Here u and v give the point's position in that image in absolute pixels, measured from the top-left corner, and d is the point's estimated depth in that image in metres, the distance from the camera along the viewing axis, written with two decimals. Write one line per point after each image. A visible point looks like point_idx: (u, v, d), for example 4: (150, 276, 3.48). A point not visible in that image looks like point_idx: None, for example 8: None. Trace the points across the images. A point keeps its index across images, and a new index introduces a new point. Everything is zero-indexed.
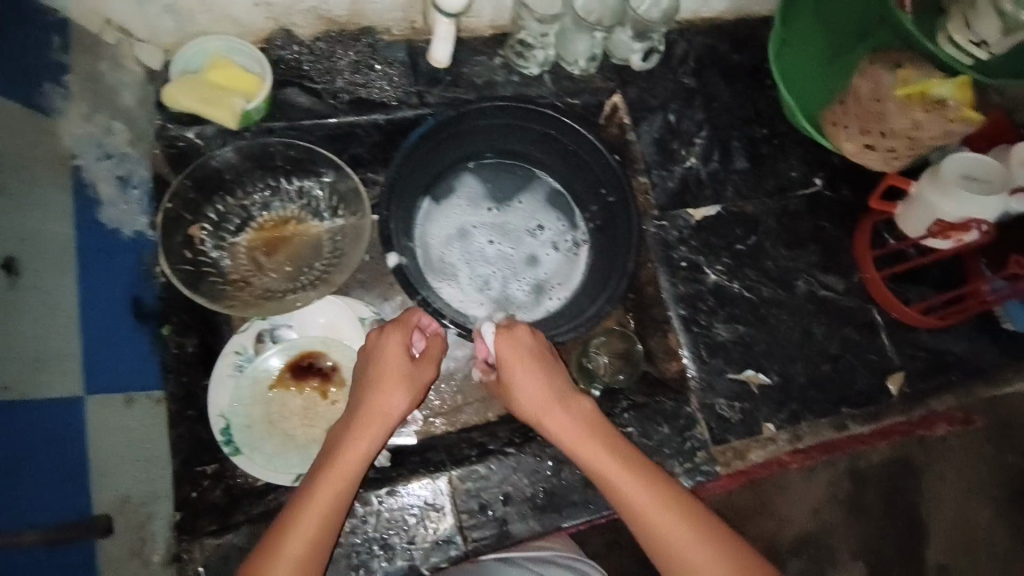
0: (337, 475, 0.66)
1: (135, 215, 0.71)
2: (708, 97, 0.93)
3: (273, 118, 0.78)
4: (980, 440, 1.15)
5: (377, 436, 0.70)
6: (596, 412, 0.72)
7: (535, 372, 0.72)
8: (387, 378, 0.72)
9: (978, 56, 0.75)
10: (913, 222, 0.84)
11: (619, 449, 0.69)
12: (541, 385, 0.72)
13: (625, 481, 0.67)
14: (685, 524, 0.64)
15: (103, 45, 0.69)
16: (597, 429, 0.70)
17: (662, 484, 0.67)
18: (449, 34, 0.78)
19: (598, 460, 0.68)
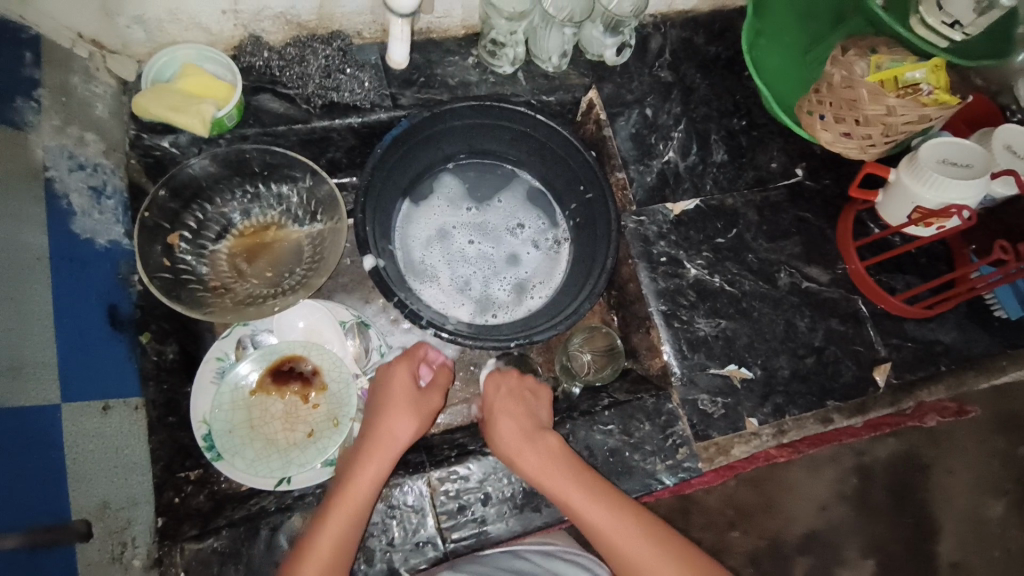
0: (347, 509, 0.65)
1: (110, 224, 0.72)
2: (685, 90, 0.93)
3: (246, 124, 0.78)
4: (985, 431, 1.12)
5: (383, 466, 0.69)
6: (562, 446, 0.72)
7: (515, 413, 0.76)
8: (395, 407, 0.72)
9: (952, 37, 0.75)
10: (894, 211, 0.83)
11: (595, 485, 0.70)
12: (520, 424, 0.74)
13: (602, 518, 0.67)
14: (660, 554, 0.66)
15: (75, 58, 0.71)
16: (573, 468, 0.71)
17: (637, 517, 0.68)
18: (402, 32, 0.78)
19: (576, 501, 0.68)
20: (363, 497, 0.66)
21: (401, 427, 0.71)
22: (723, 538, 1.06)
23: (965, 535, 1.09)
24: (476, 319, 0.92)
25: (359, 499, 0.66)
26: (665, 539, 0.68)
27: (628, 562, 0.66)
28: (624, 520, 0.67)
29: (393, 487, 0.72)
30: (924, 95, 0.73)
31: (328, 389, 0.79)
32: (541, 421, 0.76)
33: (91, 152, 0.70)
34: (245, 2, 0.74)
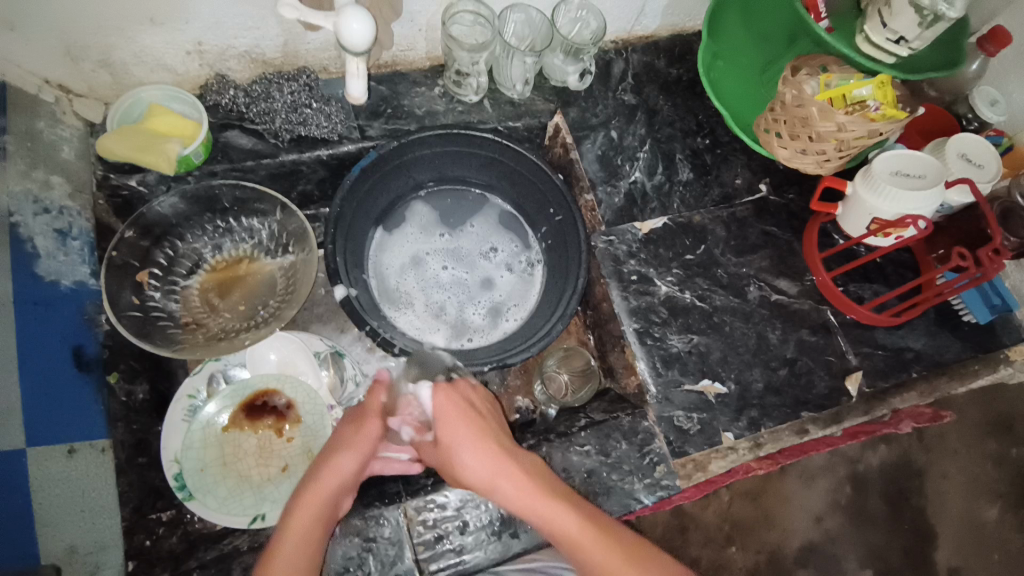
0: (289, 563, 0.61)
1: (76, 265, 0.72)
2: (649, 111, 0.95)
3: (215, 161, 0.79)
4: (980, 436, 1.10)
5: (320, 513, 0.65)
6: (537, 466, 0.68)
7: (479, 430, 0.69)
8: (340, 450, 0.69)
9: (900, 53, 0.76)
10: (855, 222, 0.85)
11: (576, 502, 0.65)
12: (490, 444, 0.68)
13: (587, 540, 0.62)
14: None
15: (41, 103, 0.71)
16: (552, 483, 0.67)
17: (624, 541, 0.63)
18: (359, 70, 0.74)
19: (557, 523, 0.63)
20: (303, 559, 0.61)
21: (341, 470, 0.68)
22: (721, 555, 1.05)
23: (968, 541, 1.07)
24: (452, 343, 0.91)
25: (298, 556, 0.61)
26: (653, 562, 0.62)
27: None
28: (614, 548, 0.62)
29: (370, 520, 0.71)
30: (872, 111, 0.75)
31: (303, 422, 0.78)
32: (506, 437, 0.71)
33: (56, 195, 0.70)
34: (208, 42, 0.74)
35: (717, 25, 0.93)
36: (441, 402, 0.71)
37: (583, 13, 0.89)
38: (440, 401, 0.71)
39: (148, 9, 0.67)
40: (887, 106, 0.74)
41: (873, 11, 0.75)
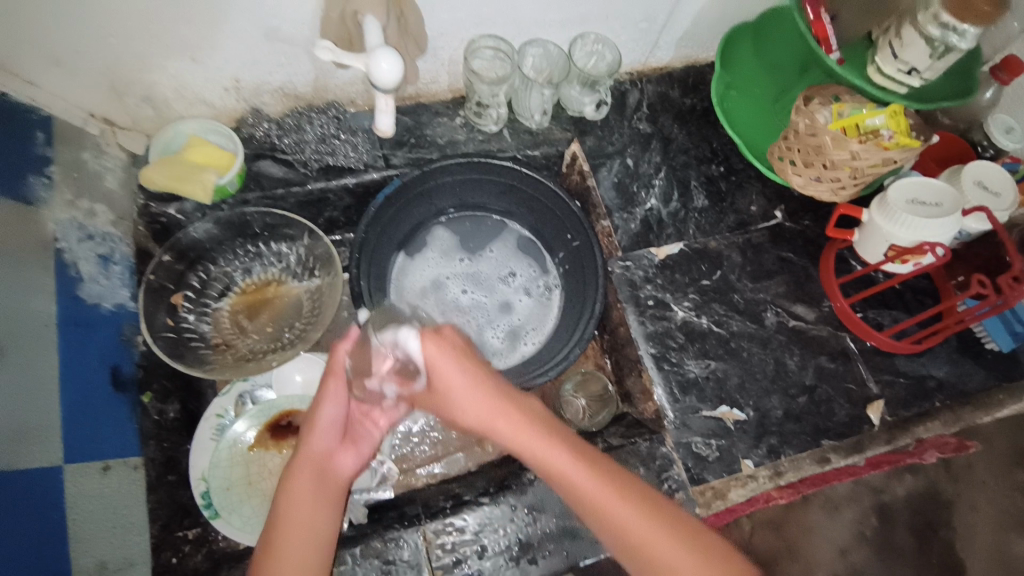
0: (295, 541, 0.59)
1: (115, 289, 0.75)
2: (664, 139, 0.97)
3: (247, 189, 0.83)
4: (1011, 468, 1.07)
5: (313, 479, 0.63)
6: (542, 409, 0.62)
7: (474, 379, 0.60)
8: (318, 407, 0.65)
9: (910, 83, 0.78)
10: (871, 249, 0.86)
11: (591, 457, 0.58)
12: (490, 390, 0.60)
13: (606, 505, 0.56)
14: (679, 547, 0.55)
15: (86, 135, 0.76)
16: (563, 431, 0.60)
17: (647, 507, 0.57)
18: (388, 105, 0.75)
19: (570, 486, 0.57)
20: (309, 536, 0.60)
21: (322, 426, 0.65)
22: None
23: None
24: None
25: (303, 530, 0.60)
26: (680, 527, 0.57)
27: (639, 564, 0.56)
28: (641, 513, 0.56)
29: (389, 542, 0.72)
30: (886, 140, 0.76)
31: None
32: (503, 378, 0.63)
33: (100, 222, 0.74)
34: (244, 79, 0.78)
35: (729, 57, 0.96)
36: (432, 352, 0.59)
37: (599, 46, 0.91)
38: (429, 350, 0.59)
39: (190, 48, 0.71)
40: (900, 134, 0.76)
41: (884, 43, 0.77)
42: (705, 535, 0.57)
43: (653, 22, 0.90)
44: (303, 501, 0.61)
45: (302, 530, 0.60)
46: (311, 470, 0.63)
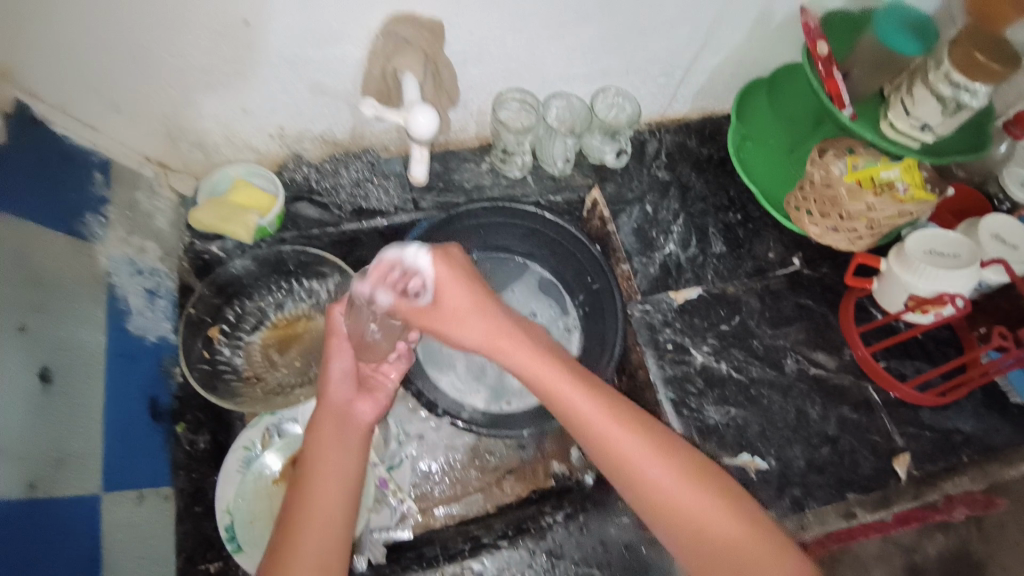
0: (326, 478, 0.64)
1: (159, 321, 0.80)
2: (683, 187, 1.00)
3: (285, 229, 0.88)
4: None
5: (334, 418, 0.70)
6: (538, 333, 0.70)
7: (477, 297, 0.67)
8: (332, 360, 0.73)
9: (924, 138, 0.80)
10: (890, 298, 0.86)
11: (592, 390, 0.65)
12: (495, 312, 0.68)
13: (611, 434, 0.63)
14: (678, 470, 0.62)
15: (141, 178, 0.81)
16: (563, 364, 0.67)
17: (650, 437, 0.63)
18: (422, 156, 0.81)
19: (574, 413, 0.64)
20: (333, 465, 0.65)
21: (337, 377, 0.72)
22: None
23: None
24: (491, 407, 0.93)
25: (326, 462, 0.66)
26: (679, 453, 0.63)
27: (646, 491, 0.62)
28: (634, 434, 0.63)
29: None
30: (900, 193, 0.78)
31: None
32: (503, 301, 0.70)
33: (149, 259, 0.79)
34: (288, 127, 0.84)
35: (745, 109, 1.00)
36: (442, 270, 0.65)
37: (619, 99, 0.94)
38: (440, 269, 0.65)
39: (241, 100, 0.77)
40: (914, 188, 0.79)
41: (896, 100, 0.80)
42: (701, 461, 0.64)
43: (672, 77, 0.94)
44: (325, 436, 0.68)
45: (328, 464, 0.65)
46: (335, 415, 0.70)
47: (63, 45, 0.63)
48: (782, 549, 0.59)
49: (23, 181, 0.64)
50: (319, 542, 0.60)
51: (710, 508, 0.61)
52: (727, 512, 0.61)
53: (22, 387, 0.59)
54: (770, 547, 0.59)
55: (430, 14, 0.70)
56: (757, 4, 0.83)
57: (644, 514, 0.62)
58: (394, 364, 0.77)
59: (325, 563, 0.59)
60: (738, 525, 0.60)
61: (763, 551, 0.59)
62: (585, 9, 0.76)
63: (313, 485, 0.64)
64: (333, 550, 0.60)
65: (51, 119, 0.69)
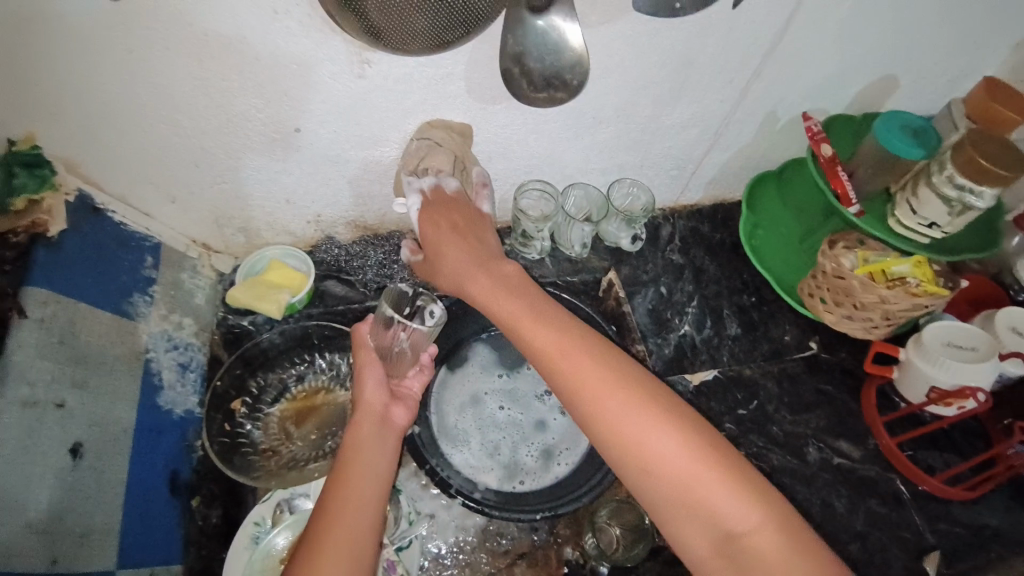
0: (359, 474, 0.67)
1: (187, 395, 0.83)
2: (696, 270, 1.03)
3: (313, 305, 0.94)
4: None
5: (371, 424, 0.73)
6: (519, 280, 0.72)
7: (455, 249, 0.74)
8: (366, 370, 0.77)
9: (933, 234, 0.83)
10: (912, 388, 0.86)
11: (572, 340, 0.65)
12: (471, 256, 0.74)
13: (583, 383, 0.63)
14: (652, 422, 0.60)
15: (187, 258, 0.87)
16: (536, 309, 0.68)
17: (625, 389, 0.62)
18: None
19: (553, 360, 0.64)
20: (370, 463, 0.69)
21: (372, 384, 0.76)
22: None
23: None
24: (504, 486, 0.91)
25: (366, 461, 0.69)
26: (663, 407, 0.61)
27: (615, 439, 0.60)
28: (608, 381, 0.62)
29: None
30: (912, 288, 0.80)
31: None
32: (487, 249, 0.75)
33: (184, 334, 0.84)
34: (325, 214, 0.90)
35: (754, 196, 1.04)
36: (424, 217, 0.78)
37: (635, 189, 0.99)
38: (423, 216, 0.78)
39: (284, 191, 0.84)
40: (927, 282, 0.79)
41: (902, 199, 0.83)
42: (682, 416, 0.61)
43: (683, 169, 0.99)
44: (364, 439, 0.71)
45: (365, 462, 0.69)
46: (371, 421, 0.74)
47: (132, 144, 0.71)
48: (755, 501, 0.57)
49: (77, 267, 0.69)
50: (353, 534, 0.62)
51: (683, 459, 0.59)
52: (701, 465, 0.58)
53: (51, 462, 0.61)
54: (741, 499, 0.57)
55: (460, 120, 0.77)
56: (764, 109, 0.89)
57: (623, 469, 0.61)
58: (416, 377, 0.82)
59: (357, 556, 0.61)
60: (707, 476, 0.58)
61: (731, 504, 0.57)
62: (603, 114, 0.83)
63: (348, 479, 0.67)
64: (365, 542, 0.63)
65: (109, 206, 0.76)
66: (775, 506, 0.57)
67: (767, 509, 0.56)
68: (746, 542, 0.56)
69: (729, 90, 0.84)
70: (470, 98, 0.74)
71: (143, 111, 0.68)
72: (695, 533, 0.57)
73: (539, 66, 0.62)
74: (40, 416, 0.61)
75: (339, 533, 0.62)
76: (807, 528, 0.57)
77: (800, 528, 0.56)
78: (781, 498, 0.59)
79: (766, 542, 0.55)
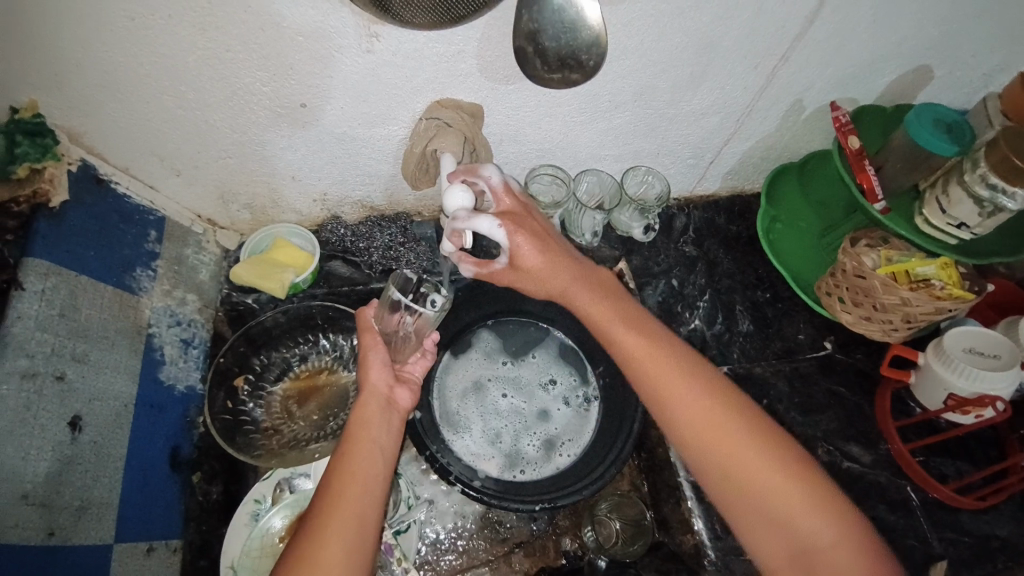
0: (359, 455, 0.66)
1: (189, 371, 0.82)
2: (710, 263, 1.00)
3: (317, 286, 0.93)
4: None
5: (378, 405, 0.72)
6: (617, 289, 0.71)
7: (553, 256, 0.71)
8: (370, 353, 0.75)
9: (961, 235, 0.79)
10: (930, 394, 0.84)
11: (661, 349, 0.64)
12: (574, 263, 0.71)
13: (677, 395, 0.62)
14: (742, 436, 0.60)
15: (191, 234, 0.86)
16: (628, 321, 0.67)
17: (719, 402, 0.61)
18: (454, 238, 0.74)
19: (651, 368, 0.63)
20: (375, 444, 0.68)
21: (377, 368, 0.75)
22: None
23: None
24: (504, 474, 0.90)
25: (371, 441, 0.68)
26: (748, 420, 0.61)
27: (713, 451, 0.60)
28: (704, 394, 0.62)
29: None
30: (936, 289, 0.77)
31: None
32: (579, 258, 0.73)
33: (188, 310, 0.83)
34: (331, 193, 0.88)
35: (774, 189, 1.00)
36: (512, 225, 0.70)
37: (649, 177, 0.96)
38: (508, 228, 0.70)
39: (291, 169, 0.82)
40: (953, 285, 0.77)
41: (932, 198, 0.80)
42: (772, 430, 0.61)
43: (701, 159, 0.96)
44: (371, 419, 0.70)
45: (366, 442, 0.68)
46: (377, 400, 0.73)
47: (136, 117, 0.70)
48: (835, 517, 0.57)
49: (78, 239, 0.69)
50: (352, 516, 0.61)
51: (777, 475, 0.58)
52: (794, 480, 0.58)
53: (49, 435, 0.61)
54: (825, 514, 0.57)
55: (471, 100, 0.74)
56: (790, 97, 0.85)
57: (712, 482, 0.60)
58: (418, 362, 0.81)
59: (359, 537, 0.61)
60: (796, 491, 0.58)
61: (815, 517, 0.57)
62: (620, 98, 0.80)
63: (351, 461, 0.65)
64: (366, 523, 0.62)
65: (112, 177, 0.75)
66: (853, 525, 0.57)
67: (847, 526, 0.57)
68: (825, 556, 0.55)
69: (754, 77, 0.80)
70: (481, 78, 0.71)
71: (147, 82, 0.66)
72: (774, 544, 0.58)
73: (553, 44, 0.59)
74: (38, 388, 0.60)
75: (341, 511, 0.61)
76: (885, 550, 0.57)
77: (873, 545, 0.56)
78: (856, 514, 0.58)
79: (844, 559, 0.55)
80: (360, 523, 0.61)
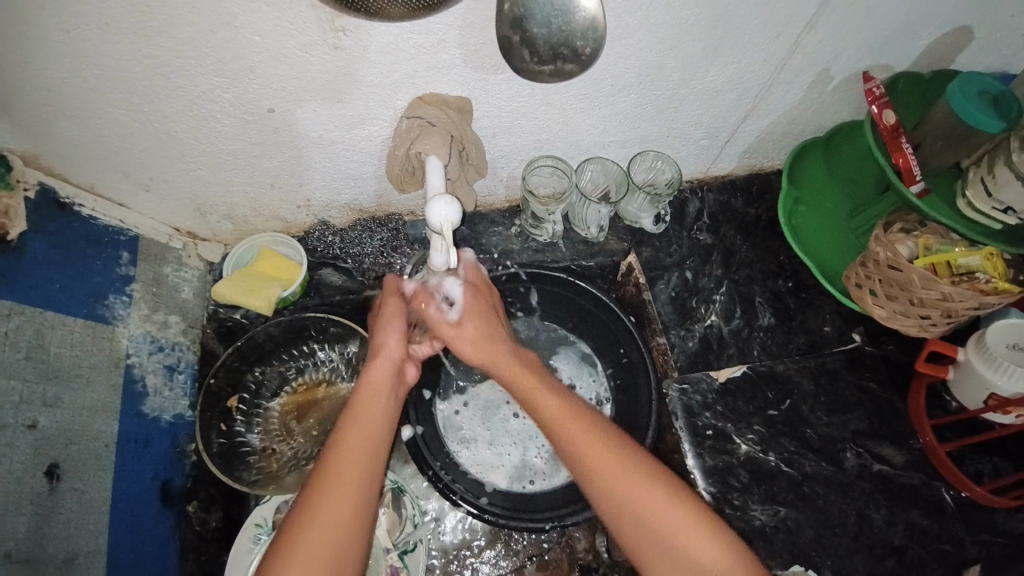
0: (353, 448, 0.60)
1: (177, 399, 0.79)
2: (727, 252, 0.93)
3: (308, 297, 0.87)
4: None
5: (389, 377, 0.66)
6: (530, 360, 0.69)
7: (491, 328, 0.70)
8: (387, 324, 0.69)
9: (1008, 221, 0.71)
10: (969, 392, 0.78)
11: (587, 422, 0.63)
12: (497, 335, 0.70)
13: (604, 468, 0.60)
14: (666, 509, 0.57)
15: (169, 250, 0.81)
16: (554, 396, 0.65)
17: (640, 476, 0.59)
18: (444, 243, 0.64)
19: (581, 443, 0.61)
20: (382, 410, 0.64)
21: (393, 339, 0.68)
22: None
23: None
24: (513, 487, 0.86)
25: (379, 409, 0.64)
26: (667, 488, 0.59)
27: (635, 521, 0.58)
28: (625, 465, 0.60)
29: None
30: (981, 284, 0.69)
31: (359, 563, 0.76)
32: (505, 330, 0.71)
33: (171, 333, 0.79)
34: (316, 199, 0.82)
35: (799, 168, 0.92)
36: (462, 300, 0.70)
37: (659, 163, 0.88)
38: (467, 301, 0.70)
39: (268, 176, 0.76)
40: (1000, 279, 0.69)
41: (976, 179, 0.72)
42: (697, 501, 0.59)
43: (716, 139, 0.87)
44: (384, 387, 0.66)
45: (373, 410, 0.63)
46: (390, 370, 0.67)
47: (90, 133, 0.64)
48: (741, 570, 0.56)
49: (39, 272, 0.64)
50: (341, 518, 0.56)
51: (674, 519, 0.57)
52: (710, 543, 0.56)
53: (26, 487, 0.58)
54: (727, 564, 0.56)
55: (456, 94, 0.67)
56: (815, 67, 0.76)
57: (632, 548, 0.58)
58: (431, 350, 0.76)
59: (355, 507, 0.57)
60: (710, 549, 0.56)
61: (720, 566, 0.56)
62: (624, 81, 0.71)
63: (344, 450, 0.59)
64: (358, 523, 0.57)
65: (76, 199, 0.70)
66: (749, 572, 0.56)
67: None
68: None
69: (774, 48, 0.71)
70: (467, 68, 0.63)
71: (94, 96, 0.59)
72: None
73: (542, 31, 0.51)
74: (9, 439, 0.57)
75: (345, 469, 0.58)
76: None
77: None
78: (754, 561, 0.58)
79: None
80: (357, 519, 0.57)
